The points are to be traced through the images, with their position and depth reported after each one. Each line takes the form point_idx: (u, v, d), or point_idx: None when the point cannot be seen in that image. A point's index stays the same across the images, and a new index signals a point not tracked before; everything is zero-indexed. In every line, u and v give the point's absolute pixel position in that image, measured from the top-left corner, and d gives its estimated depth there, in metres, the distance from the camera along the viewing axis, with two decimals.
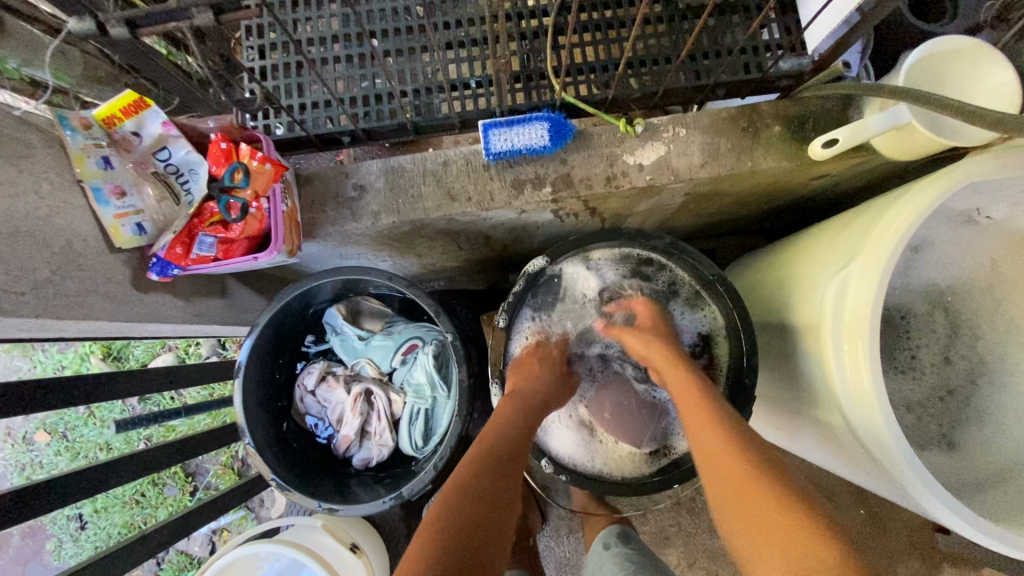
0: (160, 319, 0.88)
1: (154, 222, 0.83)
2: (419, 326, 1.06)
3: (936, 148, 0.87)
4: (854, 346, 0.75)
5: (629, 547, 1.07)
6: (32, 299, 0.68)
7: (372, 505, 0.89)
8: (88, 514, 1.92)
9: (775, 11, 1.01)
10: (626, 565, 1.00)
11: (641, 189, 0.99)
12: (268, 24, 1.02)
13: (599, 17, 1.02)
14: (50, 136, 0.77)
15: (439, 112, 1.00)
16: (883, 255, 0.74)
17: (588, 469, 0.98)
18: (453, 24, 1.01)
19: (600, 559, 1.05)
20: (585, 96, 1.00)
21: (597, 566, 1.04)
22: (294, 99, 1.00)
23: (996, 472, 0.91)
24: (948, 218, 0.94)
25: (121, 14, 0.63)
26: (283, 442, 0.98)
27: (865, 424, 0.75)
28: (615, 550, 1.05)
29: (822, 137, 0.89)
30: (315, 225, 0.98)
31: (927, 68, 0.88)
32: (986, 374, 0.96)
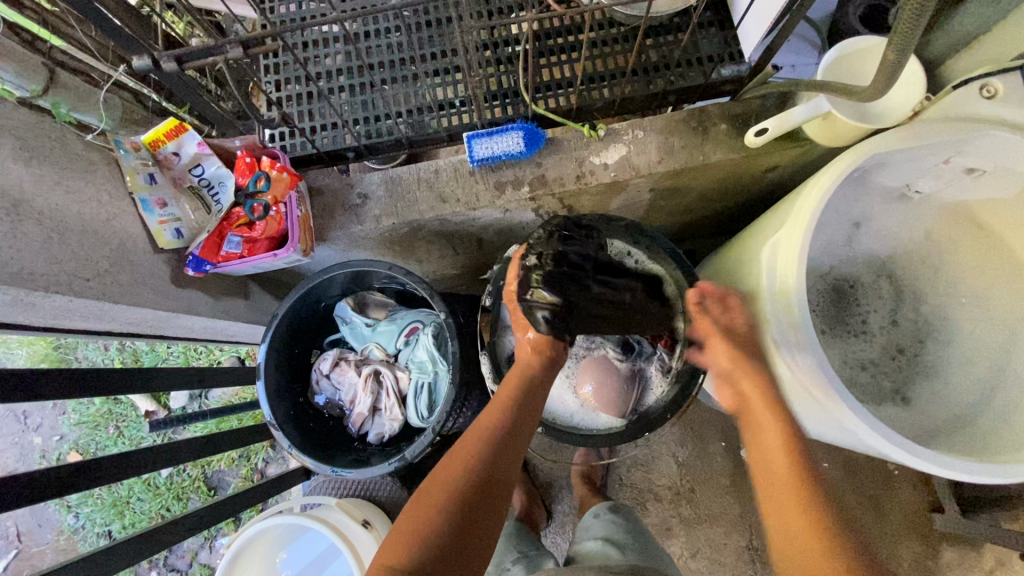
0: (194, 311, 1.02)
1: (190, 227, 0.98)
2: (418, 311, 1.19)
3: (859, 133, 1.00)
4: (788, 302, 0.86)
5: (618, 515, 1.16)
6: (96, 285, 0.82)
7: (380, 468, 1.00)
8: (115, 531, 2.01)
9: (715, 28, 1.17)
10: (612, 529, 1.11)
11: (608, 185, 1.13)
12: (282, 63, 1.20)
13: (563, 42, 1.18)
14: (107, 157, 0.94)
15: (430, 127, 1.16)
16: (803, 222, 0.86)
17: (565, 421, 1.04)
18: (439, 54, 1.18)
19: (590, 525, 1.16)
20: (555, 108, 1.16)
21: (588, 531, 1.15)
22: (306, 122, 1.17)
23: (948, 420, 1.00)
24: (883, 195, 1.06)
25: (172, 53, 0.81)
26: (301, 420, 1.10)
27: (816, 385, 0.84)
28: (604, 517, 1.15)
29: (755, 127, 1.03)
30: (326, 229, 1.13)
31: (845, 63, 1.02)
32: (931, 333, 1.07)
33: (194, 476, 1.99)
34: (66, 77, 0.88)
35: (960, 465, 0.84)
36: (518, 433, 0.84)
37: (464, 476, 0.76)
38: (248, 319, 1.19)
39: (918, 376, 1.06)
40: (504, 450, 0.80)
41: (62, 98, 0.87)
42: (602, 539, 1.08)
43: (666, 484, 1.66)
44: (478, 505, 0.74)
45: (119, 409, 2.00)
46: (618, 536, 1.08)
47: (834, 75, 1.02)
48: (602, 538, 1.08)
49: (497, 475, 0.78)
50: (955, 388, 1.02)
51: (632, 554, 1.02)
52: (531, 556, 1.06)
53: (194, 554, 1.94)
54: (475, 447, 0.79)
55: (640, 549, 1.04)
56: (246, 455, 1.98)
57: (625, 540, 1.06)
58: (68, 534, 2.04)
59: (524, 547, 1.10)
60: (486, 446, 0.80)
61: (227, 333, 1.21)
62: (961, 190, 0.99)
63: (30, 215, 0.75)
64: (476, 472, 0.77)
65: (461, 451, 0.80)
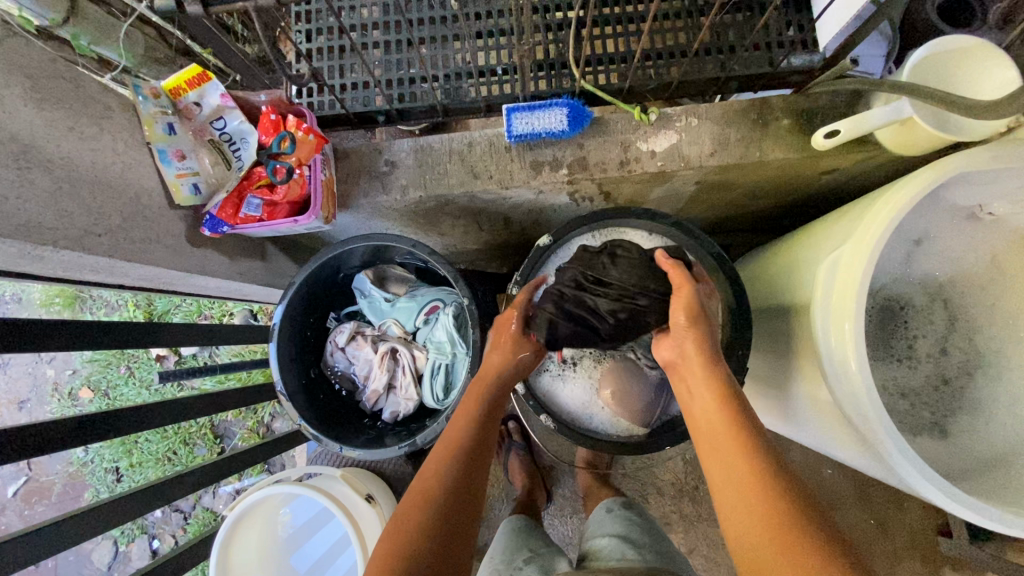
0: (208, 272, 0.97)
1: (209, 183, 0.92)
2: (440, 289, 1.14)
3: (939, 143, 0.90)
4: (844, 320, 0.79)
5: (632, 511, 1.14)
6: (107, 241, 0.77)
7: (389, 450, 0.97)
8: (123, 468, 2.06)
9: (790, 11, 1.07)
10: (627, 527, 1.07)
11: (653, 175, 1.05)
12: (314, 10, 1.11)
13: (620, 12, 1.08)
14: (124, 102, 0.87)
15: (467, 96, 1.08)
16: (873, 236, 0.79)
17: (588, 427, 1.01)
18: (484, 15, 1.09)
19: (602, 520, 1.14)
20: (604, 85, 1.07)
21: (601, 526, 1.12)
22: (336, 79, 1.09)
23: (986, 460, 0.94)
24: (952, 213, 0.97)
25: None
26: (312, 393, 1.07)
27: (858, 414, 0.79)
28: (617, 513, 1.14)
29: (824, 127, 0.94)
30: (349, 196, 1.07)
31: (932, 66, 0.92)
32: (981, 366, 0.99)
33: (200, 424, 2.00)
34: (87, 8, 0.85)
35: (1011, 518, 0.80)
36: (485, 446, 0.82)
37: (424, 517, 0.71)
38: (263, 282, 1.15)
39: (961, 410, 0.99)
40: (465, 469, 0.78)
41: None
42: (616, 536, 1.04)
43: (670, 479, 1.64)
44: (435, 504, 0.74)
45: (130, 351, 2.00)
46: (635, 534, 1.04)
47: (919, 77, 0.92)
48: (616, 535, 1.04)
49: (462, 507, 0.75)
50: (1001, 428, 0.95)
51: (648, 553, 0.97)
52: (541, 556, 1.02)
53: (198, 498, 1.98)
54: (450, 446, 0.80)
55: (656, 550, 1.00)
56: (253, 408, 1.99)
57: (638, 537, 1.03)
58: (77, 467, 2.09)
59: (533, 546, 1.06)
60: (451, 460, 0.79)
61: (241, 293, 1.17)
62: None
63: (38, 162, 0.70)
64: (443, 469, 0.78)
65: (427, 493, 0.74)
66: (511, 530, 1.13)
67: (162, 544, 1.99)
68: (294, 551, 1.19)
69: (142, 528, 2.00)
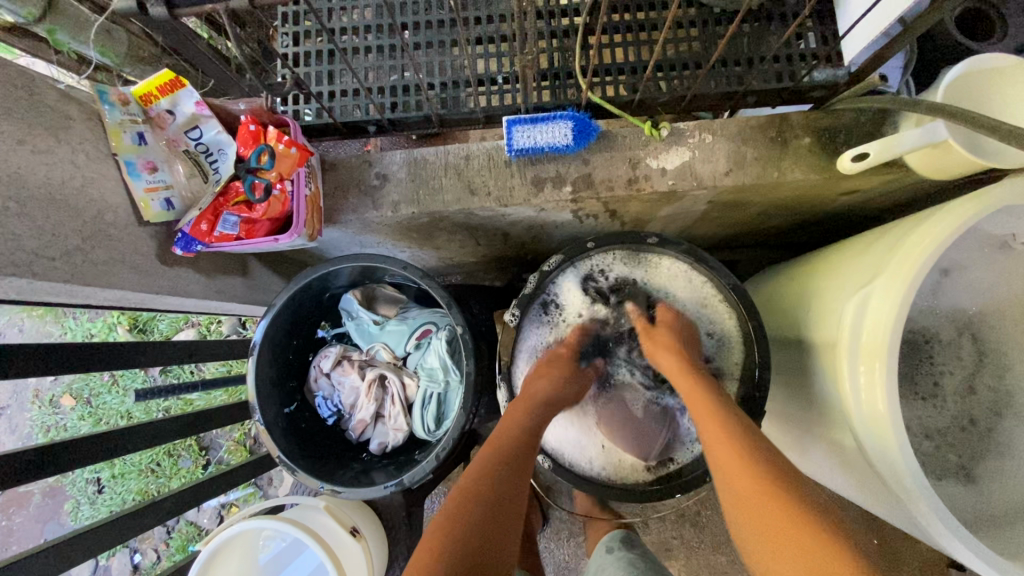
0: (181, 293, 0.90)
1: (182, 198, 0.86)
2: (433, 312, 1.07)
3: (973, 169, 0.84)
4: (873, 364, 0.72)
5: (633, 552, 1.07)
6: (62, 265, 0.70)
7: (373, 489, 0.90)
8: (105, 479, 1.98)
9: (813, 21, 0.99)
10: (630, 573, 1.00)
11: (663, 194, 0.98)
12: (302, 12, 1.04)
13: (631, 19, 1.01)
14: (89, 110, 0.80)
15: (465, 106, 1.01)
16: (906, 275, 0.72)
17: (585, 468, 0.94)
18: (484, 19, 1.01)
19: (603, 562, 1.07)
20: (612, 97, 1.00)
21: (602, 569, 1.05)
22: (324, 86, 1.02)
23: (1018, 511, 0.87)
24: (984, 243, 0.90)
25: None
26: (293, 422, 0.99)
27: (887, 467, 0.72)
28: (619, 554, 1.07)
29: (851, 149, 0.86)
30: (336, 211, 0.99)
31: (968, 86, 0.85)
32: (1011, 407, 0.92)
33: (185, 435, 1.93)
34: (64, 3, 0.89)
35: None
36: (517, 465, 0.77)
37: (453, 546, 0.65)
38: (244, 299, 1.07)
39: (989, 454, 0.92)
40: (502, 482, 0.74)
41: (58, 25, 0.89)
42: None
43: (671, 505, 1.57)
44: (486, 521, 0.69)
45: None
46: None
47: (953, 98, 0.85)
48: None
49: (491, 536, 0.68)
50: None
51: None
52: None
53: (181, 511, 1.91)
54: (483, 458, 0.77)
55: None
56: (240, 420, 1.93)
57: None
58: (57, 476, 2.02)
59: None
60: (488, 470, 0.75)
61: (220, 311, 1.10)
62: None
63: None
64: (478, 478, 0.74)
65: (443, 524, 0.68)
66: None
67: (145, 558, 1.92)
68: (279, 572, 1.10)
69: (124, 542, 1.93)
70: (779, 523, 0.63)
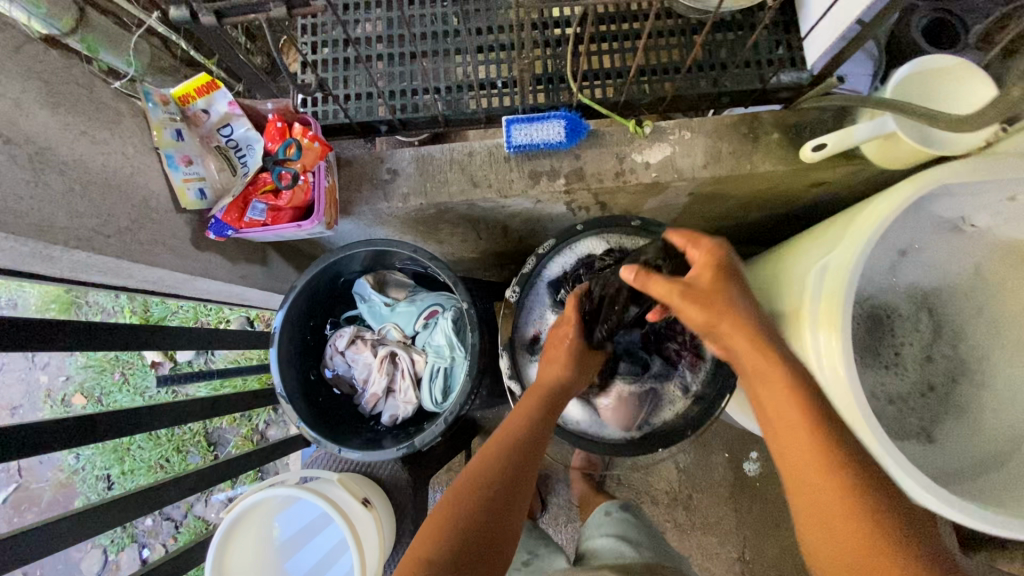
0: (211, 275, 0.99)
1: (214, 189, 0.95)
2: (439, 294, 1.16)
3: (922, 157, 0.94)
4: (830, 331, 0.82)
5: (631, 514, 1.08)
6: (116, 242, 0.79)
7: (387, 452, 0.98)
8: (115, 476, 2.03)
9: (780, 30, 1.11)
10: (626, 529, 1.02)
11: (647, 185, 1.08)
12: (320, 24, 1.15)
13: (616, 29, 1.13)
14: (134, 109, 0.90)
15: (467, 107, 1.11)
16: (857, 246, 0.82)
17: (574, 427, 1.02)
18: (485, 30, 1.13)
19: (601, 522, 1.08)
20: (600, 99, 1.11)
21: (598, 529, 1.06)
22: (340, 89, 1.12)
23: (974, 466, 0.96)
24: (936, 226, 1.01)
25: (212, 6, 0.77)
26: (311, 396, 1.08)
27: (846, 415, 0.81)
28: (616, 515, 1.08)
29: (812, 140, 0.98)
30: (351, 203, 1.09)
31: (918, 84, 0.96)
32: (966, 373, 1.02)
33: (194, 431, 1.98)
34: (95, 17, 0.99)
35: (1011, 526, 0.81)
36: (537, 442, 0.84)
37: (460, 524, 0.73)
38: (263, 287, 1.16)
39: (947, 416, 1.03)
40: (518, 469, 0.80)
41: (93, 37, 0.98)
42: (614, 537, 1.01)
43: (664, 488, 1.61)
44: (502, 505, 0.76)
45: (125, 357, 1.99)
46: (631, 534, 1.00)
47: (901, 95, 0.96)
48: (614, 537, 1.00)
49: (513, 504, 0.77)
50: (987, 433, 0.97)
51: (646, 551, 0.95)
52: (539, 559, 1.02)
53: (189, 506, 1.94)
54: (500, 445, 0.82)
55: (654, 547, 0.97)
56: (247, 416, 1.97)
57: (639, 538, 0.99)
58: (69, 474, 2.07)
59: (531, 547, 1.06)
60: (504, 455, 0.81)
61: (240, 298, 1.18)
62: (1022, 227, 0.94)
63: (52, 164, 0.72)
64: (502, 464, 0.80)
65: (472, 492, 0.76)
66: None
67: (153, 553, 1.96)
68: (291, 555, 1.20)
69: (133, 536, 1.97)
70: (831, 506, 0.69)
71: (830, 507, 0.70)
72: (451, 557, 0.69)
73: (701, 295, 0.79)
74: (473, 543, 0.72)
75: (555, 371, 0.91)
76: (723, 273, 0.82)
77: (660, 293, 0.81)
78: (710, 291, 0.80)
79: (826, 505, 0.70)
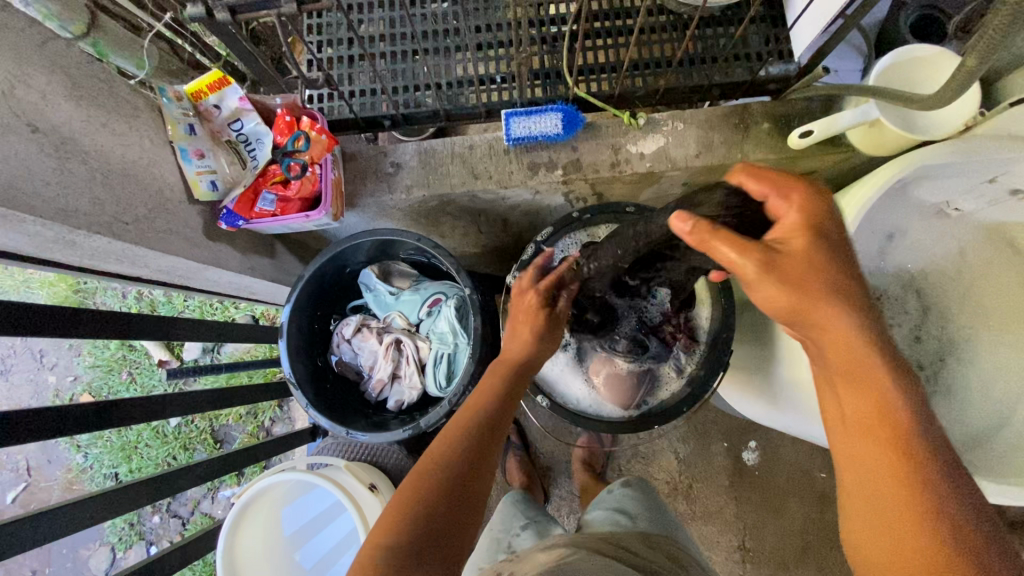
0: (222, 265, 1.02)
1: (225, 181, 0.98)
2: (442, 283, 1.19)
3: (907, 143, 0.98)
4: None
5: (633, 489, 1.09)
6: (134, 229, 0.83)
7: (394, 433, 1.02)
8: (123, 474, 1.94)
9: (767, 25, 1.15)
10: (625, 502, 1.04)
11: (642, 175, 1.11)
12: (325, 24, 1.19)
13: (610, 26, 1.17)
14: (150, 104, 0.94)
15: (467, 102, 1.16)
16: None
17: (574, 406, 1.07)
18: (484, 28, 1.17)
19: (603, 499, 1.10)
20: (596, 92, 1.15)
21: (599, 504, 1.09)
22: (345, 86, 1.17)
23: (964, 441, 0.99)
24: (921, 210, 1.04)
25: (226, 3, 0.83)
26: (319, 383, 1.12)
27: None
28: (616, 491, 1.09)
29: (799, 127, 1.01)
30: (356, 195, 1.12)
31: (901, 73, 1.00)
32: (953, 353, 1.05)
33: (201, 428, 1.91)
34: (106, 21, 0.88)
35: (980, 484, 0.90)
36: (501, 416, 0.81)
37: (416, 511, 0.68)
38: (271, 278, 1.20)
39: (936, 395, 1.06)
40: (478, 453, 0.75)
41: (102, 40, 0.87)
42: (612, 509, 1.03)
43: (665, 478, 1.58)
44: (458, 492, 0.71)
45: (134, 355, 1.96)
46: (629, 506, 1.02)
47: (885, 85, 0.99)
48: (612, 509, 1.02)
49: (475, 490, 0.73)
50: (976, 410, 1.00)
51: (642, 521, 0.97)
52: (540, 523, 1.04)
53: (196, 503, 1.88)
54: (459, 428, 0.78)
55: (651, 517, 0.99)
56: (253, 411, 1.90)
57: (637, 510, 1.01)
58: (76, 473, 1.98)
59: (532, 513, 1.08)
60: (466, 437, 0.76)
61: (249, 290, 1.22)
62: (1003, 212, 0.99)
63: (76, 154, 0.77)
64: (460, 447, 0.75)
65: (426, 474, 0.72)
66: (510, 503, 1.12)
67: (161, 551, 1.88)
68: (301, 546, 1.24)
69: (140, 534, 1.89)
70: (890, 512, 0.59)
71: (885, 508, 0.60)
72: (399, 549, 0.64)
73: (788, 269, 0.64)
74: (430, 536, 0.67)
75: (518, 344, 0.89)
76: (820, 238, 0.65)
77: (732, 262, 0.65)
78: (807, 259, 0.65)
79: (880, 504, 0.60)
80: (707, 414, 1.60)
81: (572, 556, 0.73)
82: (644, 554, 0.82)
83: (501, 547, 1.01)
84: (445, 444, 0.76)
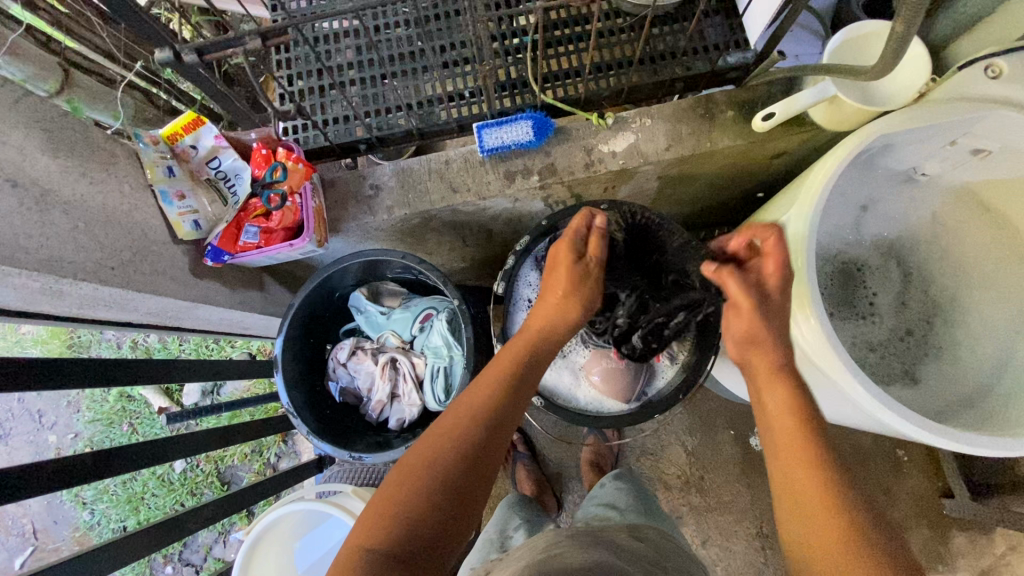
0: (211, 301, 1.03)
1: (208, 219, 0.99)
2: (432, 298, 1.21)
3: (867, 116, 1.01)
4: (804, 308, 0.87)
5: (625, 481, 1.11)
6: (120, 273, 0.84)
7: (398, 450, 1.03)
8: (132, 526, 1.92)
9: (720, 17, 1.20)
10: (619, 495, 1.05)
11: (616, 172, 1.14)
12: (293, 57, 1.22)
13: (568, 33, 1.21)
14: (129, 151, 0.96)
15: (439, 118, 1.18)
16: (813, 196, 0.89)
17: (569, 403, 1.09)
18: (448, 47, 1.21)
19: (599, 493, 1.10)
20: (563, 98, 1.18)
21: (594, 498, 1.09)
22: (319, 115, 1.19)
23: (961, 401, 0.99)
24: (891, 178, 1.06)
25: (194, 45, 0.86)
26: (318, 410, 1.12)
27: (823, 361, 0.86)
28: (610, 485, 1.10)
29: (762, 111, 1.04)
30: (339, 221, 1.14)
31: (853, 47, 1.03)
32: (939, 314, 1.07)
33: (207, 471, 1.89)
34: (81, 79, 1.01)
35: (992, 441, 0.84)
36: (505, 417, 0.78)
37: (414, 494, 0.69)
38: (263, 311, 1.20)
39: (927, 357, 1.07)
40: (484, 442, 0.75)
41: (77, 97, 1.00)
42: (605, 505, 1.03)
43: (676, 472, 1.58)
44: (462, 481, 0.71)
45: (133, 406, 1.95)
46: (623, 501, 1.03)
47: (839, 60, 1.03)
48: (603, 505, 1.03)
49: (473, 491, 0.72)
50: (965, 368, 1.02)
51: (633, 512, 0.97)
52: (531, 523, 1.05)
53: (208, 549, 1.85)
54: (470, 409, 0.78)
55: (643, 508, 0.99)
56: (258, 449, 1.88)
57: (629, 503, 1.01)
58: (84, 530, 1.95)
59: (526, 514, 1.08)
60: (476, 420, 0.76)
61: (241, 325, 1.22)
62: (970, 171, 1.00)
63: (55, 205, 0.78)
64: (473, 432, 0.75)
65: (416, 472, 0.71)
66: (506, 505, 1.12)
67: None
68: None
69: None
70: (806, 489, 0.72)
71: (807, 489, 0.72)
72: (383, 547, 0.64)
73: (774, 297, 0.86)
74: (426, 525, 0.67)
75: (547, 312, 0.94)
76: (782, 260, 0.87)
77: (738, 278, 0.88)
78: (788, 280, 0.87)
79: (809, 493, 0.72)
80: (709, 403, 1.60)
81: (559, 548, 0.73)
82: (633, 542, 0.82)
83: (494, 546, 0.98)
84: (452, 420, 0.76)
